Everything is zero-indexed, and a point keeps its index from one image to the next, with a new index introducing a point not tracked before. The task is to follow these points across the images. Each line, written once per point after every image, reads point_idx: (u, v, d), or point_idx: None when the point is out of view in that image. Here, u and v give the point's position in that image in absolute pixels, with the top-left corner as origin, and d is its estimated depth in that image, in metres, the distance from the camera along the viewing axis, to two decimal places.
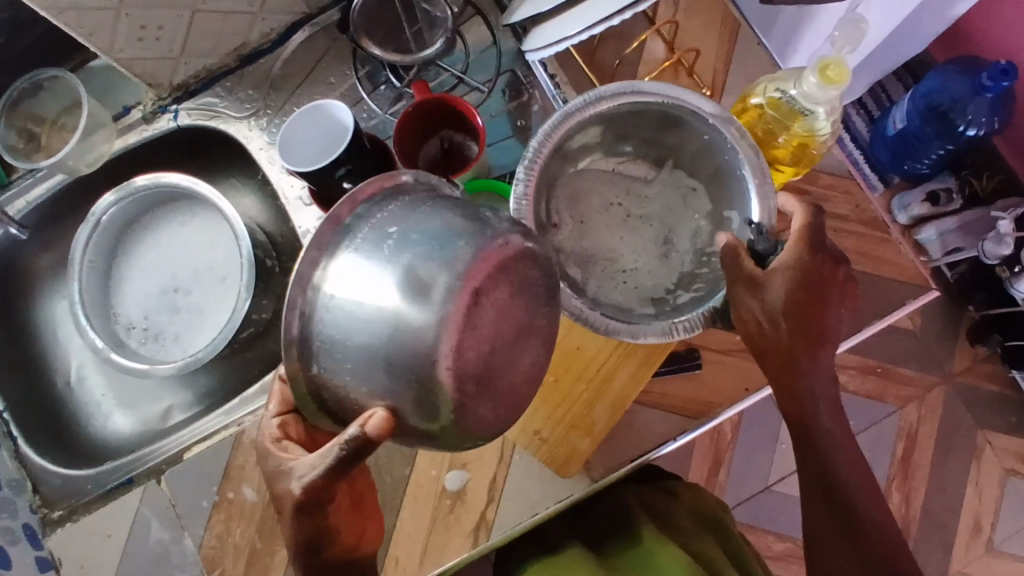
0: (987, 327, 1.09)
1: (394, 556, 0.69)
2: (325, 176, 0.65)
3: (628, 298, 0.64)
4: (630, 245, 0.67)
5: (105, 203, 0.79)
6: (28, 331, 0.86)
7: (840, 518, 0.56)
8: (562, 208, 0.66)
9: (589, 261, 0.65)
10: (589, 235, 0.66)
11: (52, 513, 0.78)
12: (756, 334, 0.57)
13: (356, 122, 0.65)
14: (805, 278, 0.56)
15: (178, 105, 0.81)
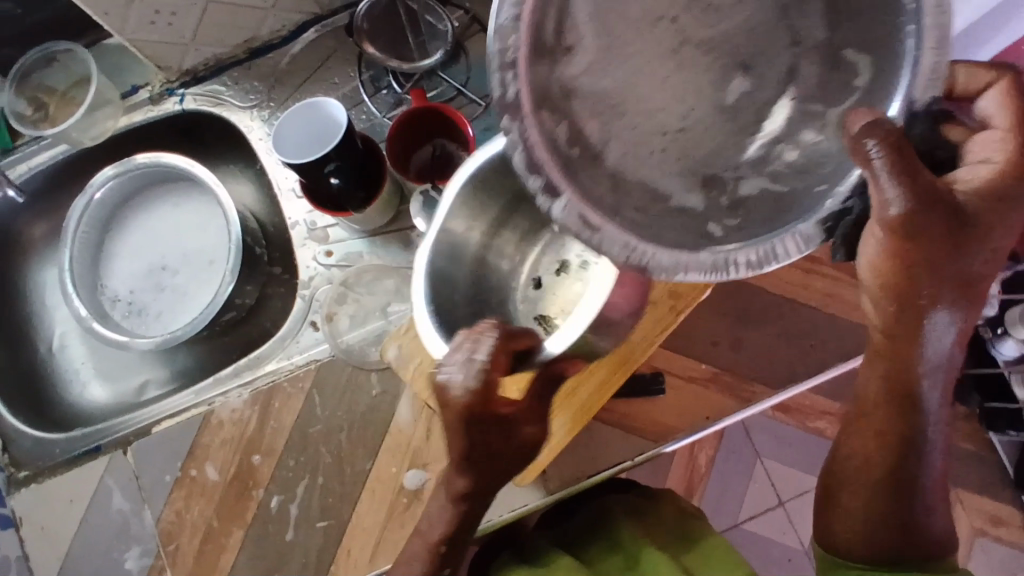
0: (968, 387, 0.95)
1: (347, 548, 0.71)
2: (313, 171, 0.67)
3: (669, 179, 0.47)
4: (676, 88, 0.46)
5: (104, 176, 0.82)
6: (16, 293, 0.88)
7: (901, 492, 0.51)
8: (580, 20, 0.44)
9: (613, 109, 0.46)
10: (614, 66, 0.45)
11: (18, 473, 0.79)
12: (912, 253, 0.43)
13: (349, 123, 0.67)
14: (994, 206, 0.43)
15: (185, 89, 0.84)
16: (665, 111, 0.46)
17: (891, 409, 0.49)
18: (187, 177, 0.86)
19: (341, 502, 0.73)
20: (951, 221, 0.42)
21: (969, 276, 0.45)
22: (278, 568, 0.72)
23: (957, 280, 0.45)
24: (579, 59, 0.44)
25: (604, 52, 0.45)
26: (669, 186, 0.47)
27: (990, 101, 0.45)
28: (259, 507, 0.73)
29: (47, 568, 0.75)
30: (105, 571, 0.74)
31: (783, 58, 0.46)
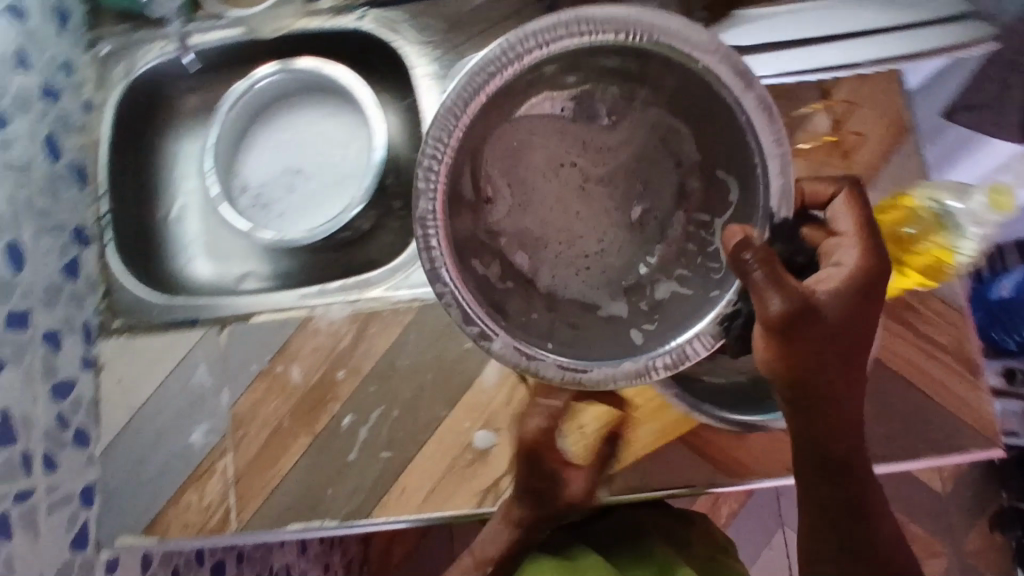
0: (1011, 519, 1.13)
1: (402, 485, 0.71)
2: None
3: (601, 293, 0.62)
4: (589, 223, 0.63)
5: (270, 69, 0.83)
6: (149, 154, 0.88)
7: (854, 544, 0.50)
8: (495, 174, 0.61)
9: (537, 244, 0.62)
10: (530, 206, 0.62)
11: (111, 323, 0.78)
12: (795, 351, 0.47)
13: None
14: (854, 303, 0.48)
15: (367, 9, 0.82)
16: (584, 241, 0.63)
17: (815, 473, 0.51)
18: (344, 91, 0.85)
19: (409, 441, 0.72)
20: (803, 310, 0.46)
21: (832, 370, 0.48)
22: (332, 484, 0.72)
23: (847, 365, 0.48)
24: (496, 208, 0.62)
25: (519, 207, 0.62)
26: (597, 297, 0.62)
27: (838, 208, 0.55)
28: (329, 422, 0.73)
29: (114, 419, 0.76)
30: (167, 438, 0.75)
31: (672, 182, 0.63)
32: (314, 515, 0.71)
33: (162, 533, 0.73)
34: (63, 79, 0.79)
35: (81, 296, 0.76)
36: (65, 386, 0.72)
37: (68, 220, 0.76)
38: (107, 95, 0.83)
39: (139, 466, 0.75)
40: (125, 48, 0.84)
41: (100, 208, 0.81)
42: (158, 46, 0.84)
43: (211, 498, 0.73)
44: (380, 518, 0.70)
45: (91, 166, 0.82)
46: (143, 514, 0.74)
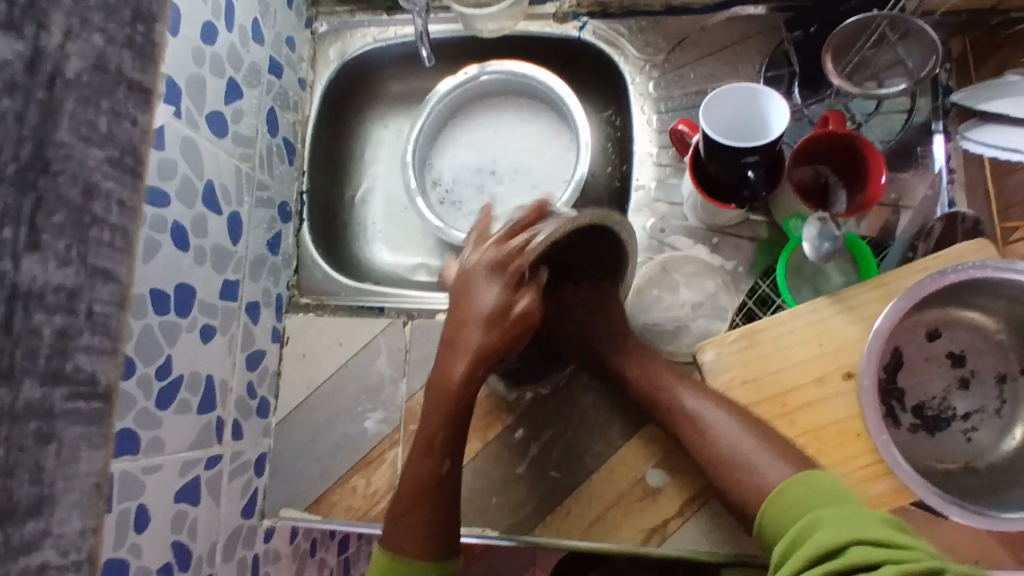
0: None
1: (567, 509, 0.71)
2: (730, 158, 0.64)
3: None
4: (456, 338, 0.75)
5: (487, 69, 0.83)
6: (348, 136, 0.90)
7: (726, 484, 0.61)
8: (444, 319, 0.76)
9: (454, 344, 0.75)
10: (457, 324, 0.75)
11: (300, 298, 0.81)
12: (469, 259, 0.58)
13: (779, 136, 0.62)
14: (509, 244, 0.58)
15: (590, 19, 0.81)
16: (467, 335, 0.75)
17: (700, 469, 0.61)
18: (549, 98, 0.84)
19: (578, 466, 0.72)
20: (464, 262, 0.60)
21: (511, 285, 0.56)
22: (498, 492, 0.72)
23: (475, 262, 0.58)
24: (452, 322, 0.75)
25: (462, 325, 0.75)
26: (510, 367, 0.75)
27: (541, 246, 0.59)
28: (503, 432, 0.74)
29: (293, 393, 0.77)
30: (342, 420, 0.76)
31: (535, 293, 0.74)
32: (478, 522, 0.72)
33: (326, 511, 0.74)
34: (287, 52, 0.79)
35: (277, 270, 0.78)
36: (256, 356, 0.73)
37: (277, 195, 0.78)
38: (319, 75, 0.85)
39: (310, 442, 0.76)
40: (339, 31, 0.86)
41: (302, 184, 0.83)
42: (373, 32, 0.86)
43: (378, 486, 0.73)
44: (544, 537, 0.70)
45: (299, 144, 0.83)
46: (308, 490, 0.74)
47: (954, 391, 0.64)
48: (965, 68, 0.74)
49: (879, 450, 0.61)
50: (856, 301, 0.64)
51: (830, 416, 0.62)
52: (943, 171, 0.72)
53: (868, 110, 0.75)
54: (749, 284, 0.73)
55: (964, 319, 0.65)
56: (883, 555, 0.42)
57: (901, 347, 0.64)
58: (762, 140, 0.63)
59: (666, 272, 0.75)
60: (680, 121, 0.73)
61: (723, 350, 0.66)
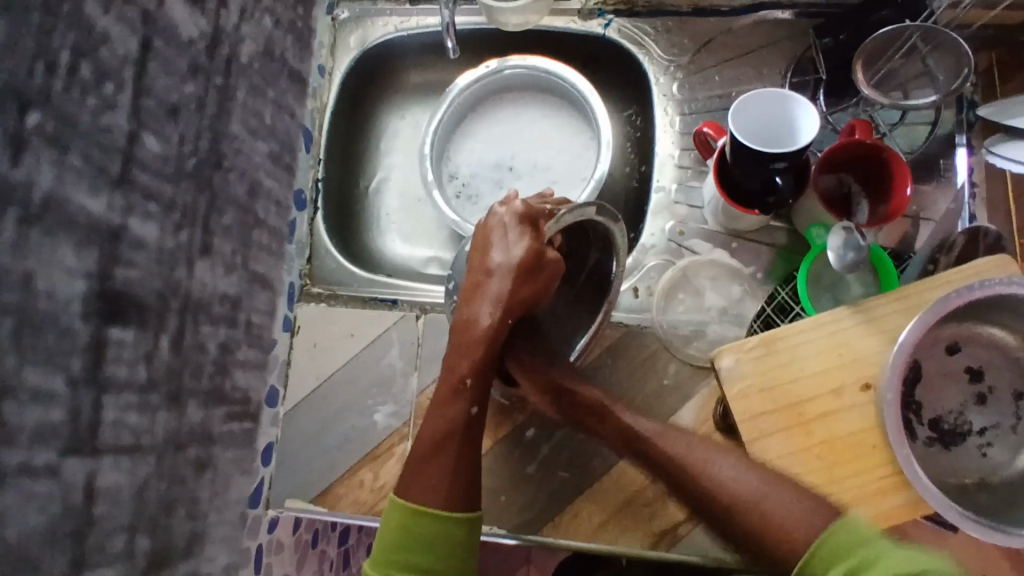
0: None
1: (576, 509, 0.70)
2: (758, 164, 0.63)
3: None
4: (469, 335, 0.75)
5: (510, 63, 0.82)
6: (364, 125, 0.89)
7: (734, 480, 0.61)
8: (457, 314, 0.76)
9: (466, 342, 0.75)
10: None
11: (312, 287, 0.80)
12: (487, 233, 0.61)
13: (809, 144, 0.61)
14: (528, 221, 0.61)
15: (616, 16, 0.81)
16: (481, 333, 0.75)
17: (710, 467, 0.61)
18: (570, 95, 0.83)
19: (589, 467, 0.71)
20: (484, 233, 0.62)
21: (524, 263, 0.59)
22: (507, 491, 0.72)
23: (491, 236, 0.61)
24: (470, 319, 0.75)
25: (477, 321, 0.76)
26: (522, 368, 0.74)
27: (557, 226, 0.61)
28: (513, 430, 0.74)
29: (302, 384, 0.76)
30: (351, 412, 0.75)
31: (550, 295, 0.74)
32: (486, 520, 0.71)
33: (332, 504, 0.72)
34: (308, 38, 0.78)
35: (291, 259, 0.77)
36: (267, 344, 0.72)
37: (294, 182, 0.77)
38: (339, 61, 0.84)
39: (318, 434, 0.75)
40: (361, 17, 0.85)
41: (317, 172, 0.82)
42: (396, 20, 0.85)
43: (385, 481, 0.72)
44: (551, 538, 0.69)
45: (316, 131, 0.82)
46: (315, 482, 0.73)
47: (970, 406, 0.64)
48: (991, 84, 0.73)
49: (895, 462, 0.61)
50: (877, 313, 0.64)
51: (846, 427, 0.62)
52: (965, 187, 0.72)
53: (892, 121, 0.75)
54: (768, 291, 0.72)
55: (984, 334, 0.64)
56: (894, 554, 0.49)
57: (920, 360, 0.64)
58: (791, 147, 0.62)
59: (686, 276, 0.74)
60: (705, 124, 0.72)
61: (742, 356, 0.65)
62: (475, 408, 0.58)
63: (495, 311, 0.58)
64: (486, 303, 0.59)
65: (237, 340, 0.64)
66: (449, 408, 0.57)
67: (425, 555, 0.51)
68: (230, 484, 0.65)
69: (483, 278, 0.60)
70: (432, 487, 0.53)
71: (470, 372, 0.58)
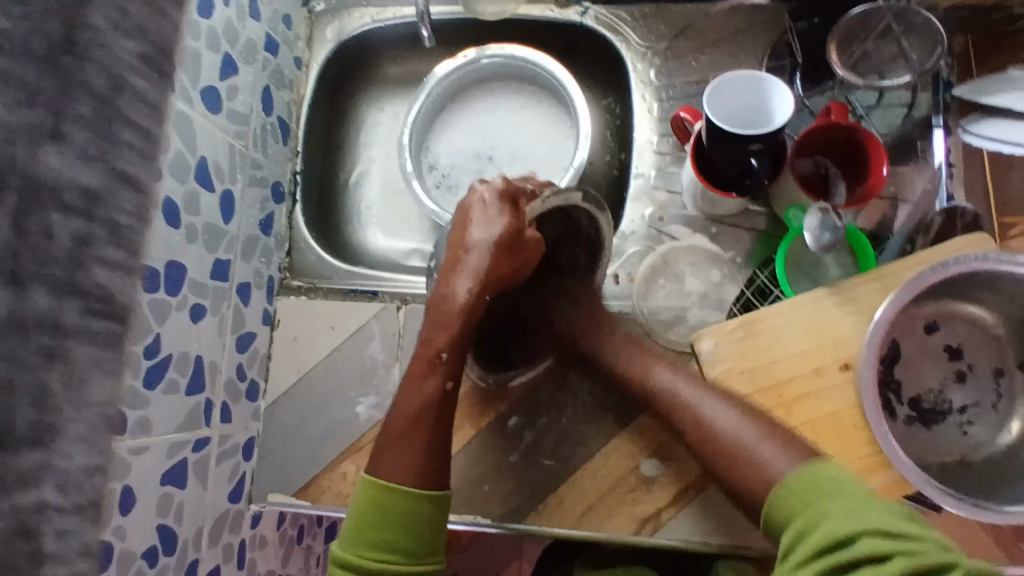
0: None
1: (561, 497, 0.70)
2: (733, 146, 0.63)
3: None
4: None
5: (487, 53, 0.81)
6: (344, 119, 0.89)
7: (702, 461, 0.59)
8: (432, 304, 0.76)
9: None
10: None
11: (292, 281, 0.79)
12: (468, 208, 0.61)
13: (783, 125, 0.61)
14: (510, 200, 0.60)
15: (593, 4, 0.80)
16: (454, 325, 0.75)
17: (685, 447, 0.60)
18: (549, 84, 0.83)
19: (572, 455, 0.71)
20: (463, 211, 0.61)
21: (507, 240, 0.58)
22: (490, 480, 0.71)
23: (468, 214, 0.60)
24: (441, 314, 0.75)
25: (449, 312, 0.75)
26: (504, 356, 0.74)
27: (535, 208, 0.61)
28: (496, 420, 0.73)
29: (283, 378, 0.76)
30: (332, 406, 0.75)
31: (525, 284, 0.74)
32: (470, 510, 0.71)
33: (315, 497, 0.72)
34: (283, 30, 0.78)
35: (269, 252, 0.76)
36: (247, 337, 0.72)
37: (270, 175, 0.76)
38: (316, 54, 0.84)
39: (299, 427, 0.74)
40: (337, 10, 0.85)
41: (296, 165, 0.81)
42: (372, 12, 0.85)
43: None
44: (536, 526, 0.69)
45: (294, 124, 0.81)
46: (298, 475, 0.73)
47: (950, 385, 0.64)
48: (968, 63, 0.74)
49: (877, 441, 0.60)
50: (855, 292, 0.64)
51: (827, 407, 0.62)
52: (943, 167, 0.71)
53: (869, 103, 0.75)
54: (747, 275, 0.73)
55: (962, 312, 0.65)
56: (893, 547, 0.38)
57: (899, 339, 0.64)
58: (765, 129, 0.62)
59: (666, 262, 0.74)
60: (682, 109, 0.72)
61: (721, 339, 0.65)
62: (451, 384, 0.57)
63: (471, 286, 0.58)
64: (464, 279, 0.59)
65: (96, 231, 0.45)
66: (424, 383, 0.57)
67: (398, 531, 0.50)
68: (94, 382, 0.47)
69: (461, 255, 0.59)
70: (404, 462, 0.53)
71: (445, 347, 0.58)
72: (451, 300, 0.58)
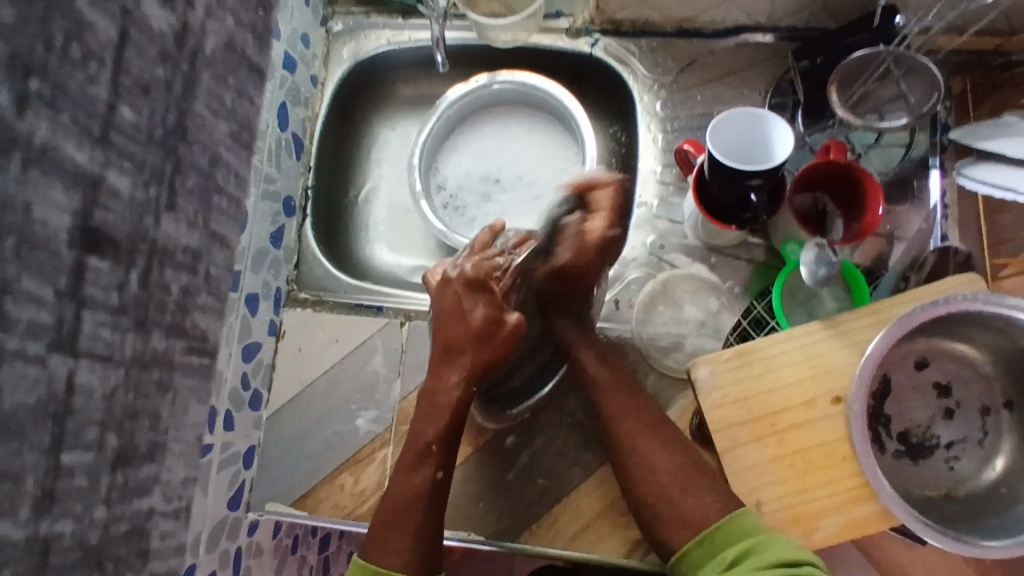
0: None
1: (553, 518, 0.71)
2: (734, 180, 0.65)
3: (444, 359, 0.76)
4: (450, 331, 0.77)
5: (499, 80, 0.83)
6: (356, 138, 0.91)
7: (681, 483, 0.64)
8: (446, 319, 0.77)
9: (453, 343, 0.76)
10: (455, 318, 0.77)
11: (299, 293, 0.81)
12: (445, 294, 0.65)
13: (785, 161, 0.63)
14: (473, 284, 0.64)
15: (602, 36, 0.83)
16: None
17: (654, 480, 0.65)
18: (557, 111, 0.85)
19: (565, 475, 0.72)
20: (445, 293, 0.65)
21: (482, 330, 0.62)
22: (486, 498, 0.73)
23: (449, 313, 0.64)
24: None
25: None
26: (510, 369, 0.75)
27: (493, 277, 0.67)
28: (493, 438, 0.75)
29: (285, 389, 0.77)
30: (333, 418, 0.76)
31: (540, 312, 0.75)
32: (463, 526, 0.72)
33: (312, 508, 0.73)
34: (301, 49, 0.80)
35: (279, 265, 0.78)
36: (253, 347, 0.73)
37: (283, 189, 0.78)
38: (331, 74, 0.86)
39: (300, 438, 0.75)
40: (354, 31, 0.87)
41: (307, 180, 0.83)
42: (387, 35, 0.87)
43: (365, 485, 0.73)
44: (528, 545, 0.70)
45: (307, 140, 0.83)
46: (295, 486, 0.74)
47: (938, 420, 0.65)
48: (964, 108, 0.75)
49: (865, 473, 0.62)
50: (848, 326, 0.65)
51: (817, 438, 0.63)
52: (937, 207, 0.74)
53: (868, 142, 0.77)
54: (744, 305, 0.74)
55: (951, 349, 0.66)
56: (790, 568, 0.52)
57: (890, 374, 0.66)
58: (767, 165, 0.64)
59: (666, 290, 0.76)
60: (686, 141, 0.74)
61: (717, 367, 0.66)
62: (440, 473, 0.61)
63: (462, 381, 0.62)
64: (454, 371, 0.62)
65: (175, 283, 0.52)
66: (413, 477, 0.61)
67: None
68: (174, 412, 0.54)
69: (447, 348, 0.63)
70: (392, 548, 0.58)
71: (433, 440, 0.61)
72: (444, 393, 0.62)
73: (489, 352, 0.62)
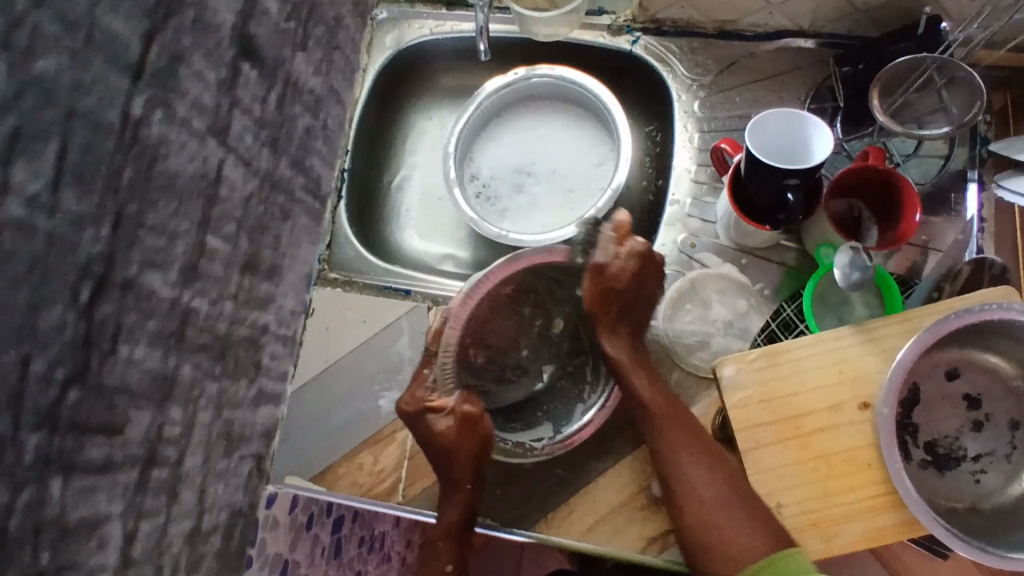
0: None
1: (570, 508, 0.71)
2: (771, 179, 0.65)
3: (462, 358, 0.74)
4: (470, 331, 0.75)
5: (538, 73, 0.84)
6: (394, 125, 0.92)
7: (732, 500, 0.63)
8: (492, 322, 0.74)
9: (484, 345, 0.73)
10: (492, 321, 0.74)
11: (330, 273, 0.82)
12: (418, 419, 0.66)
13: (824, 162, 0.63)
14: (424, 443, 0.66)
15: (643, 34, 0.83)
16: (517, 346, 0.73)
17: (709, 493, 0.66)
18: (594, 107, 0.86)
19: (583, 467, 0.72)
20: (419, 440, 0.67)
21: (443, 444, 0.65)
22: (503, 484, 0.73)
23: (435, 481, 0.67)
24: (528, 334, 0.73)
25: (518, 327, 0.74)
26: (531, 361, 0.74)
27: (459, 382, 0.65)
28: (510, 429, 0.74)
29: (311, 365, 0.78)
30: (357, 397, 0.77)
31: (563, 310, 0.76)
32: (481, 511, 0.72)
33: (331, 483, 0.73)
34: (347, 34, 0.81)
35: (313, 243, 0.79)
36: (283, 322, 0.74)
37: (321, 170, 0.79)
38: (374, 60, 0.87)
39: (322, 415, 0.76)
40: (398, 19, 0.88)
41: (344, 163, 0.84)
42: (431, 25, 0.88)
43: (385, 465, 0.74)
44: (544, 535, 0.70)
45: (346, 124, 0.85)
46: (316, 461, 0.74)
47: (966, 432, 0.64)
48: (1005, 122, 0.75)
49: (890, 481, 0.61)
50: (878, 332, 0.64)
51: (842, 443, 0.63)
52: (973, 220, 0.73)
53: (906, 151, 0.76)
54: (773, 308, 0.74)
55: (982, 361, 0.64)
56: None
57: (919, 383, 0.65)
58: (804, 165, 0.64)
59: (695, 288, 0.76)
60: (723, 140, 0.74)
61: (744, 366, 0.65)
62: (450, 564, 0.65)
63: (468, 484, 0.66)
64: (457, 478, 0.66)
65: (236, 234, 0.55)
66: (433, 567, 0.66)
67: None
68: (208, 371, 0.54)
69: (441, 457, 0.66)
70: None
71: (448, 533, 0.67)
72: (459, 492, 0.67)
73: (472, 445, 0.64)
